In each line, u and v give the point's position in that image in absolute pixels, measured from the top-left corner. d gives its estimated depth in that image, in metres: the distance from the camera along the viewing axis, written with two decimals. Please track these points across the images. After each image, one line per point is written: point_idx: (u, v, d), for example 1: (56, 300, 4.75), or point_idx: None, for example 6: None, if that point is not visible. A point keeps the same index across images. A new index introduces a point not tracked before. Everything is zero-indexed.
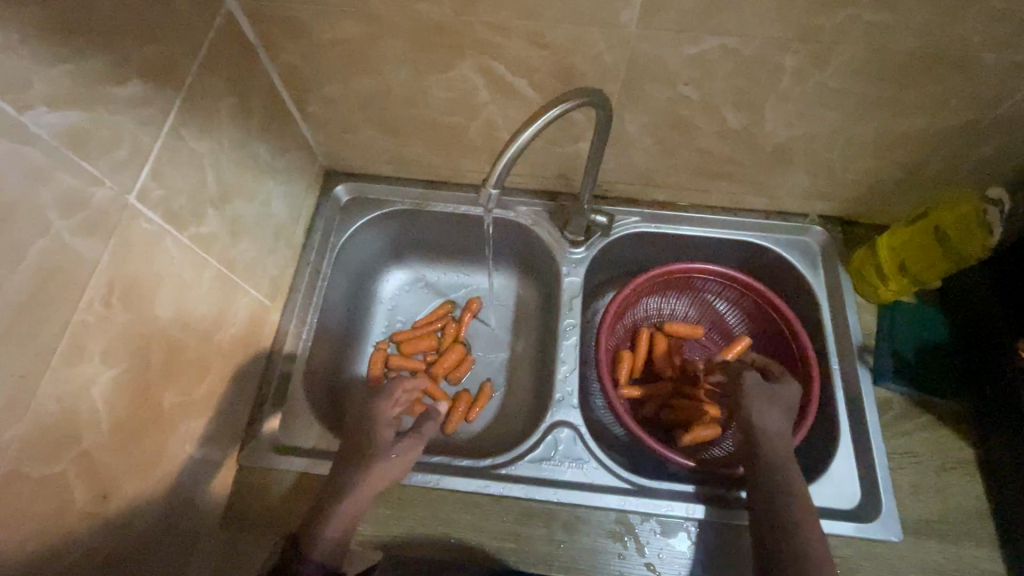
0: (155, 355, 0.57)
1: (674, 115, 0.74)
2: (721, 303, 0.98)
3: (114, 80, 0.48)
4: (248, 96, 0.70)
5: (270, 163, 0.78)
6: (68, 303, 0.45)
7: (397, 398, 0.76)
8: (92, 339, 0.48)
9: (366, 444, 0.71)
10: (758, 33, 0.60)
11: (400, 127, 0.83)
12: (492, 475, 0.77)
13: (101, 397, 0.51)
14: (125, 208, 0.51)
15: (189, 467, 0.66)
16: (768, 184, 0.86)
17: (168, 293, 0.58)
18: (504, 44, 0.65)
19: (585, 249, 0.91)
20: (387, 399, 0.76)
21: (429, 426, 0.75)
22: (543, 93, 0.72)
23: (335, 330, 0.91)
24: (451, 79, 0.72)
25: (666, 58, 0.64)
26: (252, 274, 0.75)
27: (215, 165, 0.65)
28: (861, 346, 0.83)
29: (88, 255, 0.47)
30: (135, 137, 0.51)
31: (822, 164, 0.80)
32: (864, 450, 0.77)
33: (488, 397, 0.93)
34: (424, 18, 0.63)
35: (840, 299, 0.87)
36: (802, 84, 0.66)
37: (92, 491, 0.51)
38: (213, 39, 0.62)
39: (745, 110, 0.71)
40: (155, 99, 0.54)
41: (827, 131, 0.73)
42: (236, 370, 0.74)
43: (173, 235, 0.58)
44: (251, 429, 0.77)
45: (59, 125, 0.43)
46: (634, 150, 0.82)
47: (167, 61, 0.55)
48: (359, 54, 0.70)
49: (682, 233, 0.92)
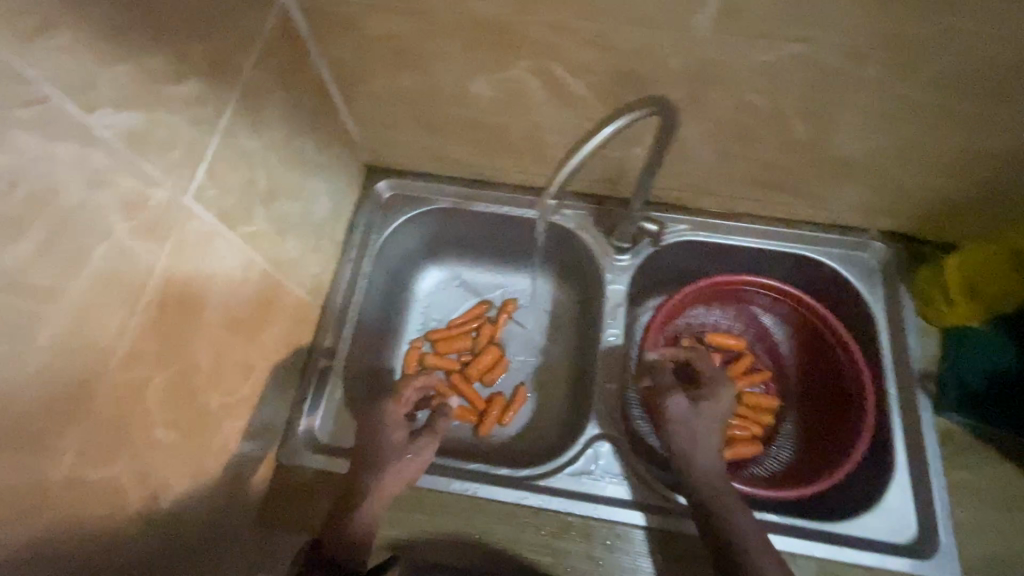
0: (205, 356, 0.57)
1: (737, 123, 0.70)
2: (768, 317, 0.94)
3: (173, 79, 0.47)
4: (298, 92, 0.68)
5: (316, 160, 0.76)
6: (126, 306, 0.45)
7: (406, 399, 0.76)
8: (147, 342, 0.48)
9: (380, 447, 0.71)
10: (841, 40, 0.56)
11: (447, 126, 0.80)
12: (531, 487, 0.76)
13: (154, 399, 0.51)
14: (181, 210, 0.50)
15: (232, 465, 0.66)
16: (829, 197, 0.82)
17: (219, 295, 0.58)
18: (565, 45, 0.62)
19: (630, 256, 0.88)
20: (397, 400, 0.75)
21: (443, 422, 0.76)
22: (601, 96, 0.68)
23: (373, 329, 0.90)
24: (505, 80, 0.69)
25: (737, 63, 0.61)
26: (296, 273, 0.75)
27: (265, 164, 0.64)
28: (923, 372, 0.80)
29: (145, 258, 0.46)
30: (192, 138, 0.50)
31: (892, 178, 0.76)
32: (921, 482, 0.74)
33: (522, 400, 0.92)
34: (483, 17, 0.60)
35: (900, 320, 0.83)
36: (883, 96, 0.62)
37: (143, 491, 0.51)
38: (268, 35, 0.60)
39: (815, 121, 0.67)
40: (211, 97, 0.52)
41: (902, 144, 0.69)
42: (279, 368, 0.74)
43: (224, 236, 0.58)
44: (291, 427, 0.77)
45: (122, 127, 0.42)
46: (690, 157, 0.78)
47: (224, 58, 0.53)
48: (412, 52, 0.67)
49: (734, 242, 0.88)
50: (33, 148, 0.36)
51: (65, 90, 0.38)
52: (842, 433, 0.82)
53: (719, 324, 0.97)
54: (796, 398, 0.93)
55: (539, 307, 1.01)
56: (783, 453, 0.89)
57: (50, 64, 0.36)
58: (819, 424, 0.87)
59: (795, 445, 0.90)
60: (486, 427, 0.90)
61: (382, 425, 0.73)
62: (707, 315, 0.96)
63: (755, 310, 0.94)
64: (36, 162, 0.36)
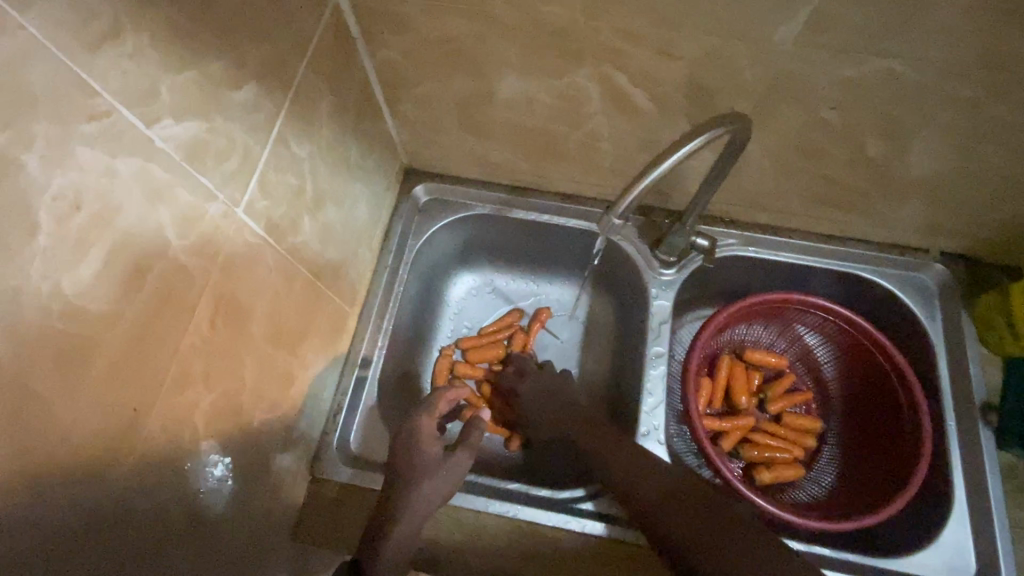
0: (250, 372, 0.55)
1: (804, 138, 0.66)
2: (813, 336, 0.91)
3: (232, 86, 0.44)
4: (346, 95, 0.66)
5: (359, 165, 0.74)
6: (179, 326, 0.43)
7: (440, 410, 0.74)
8: (197, 362, 0.46)
9: (410, 464, 0.68)
10: (936, 57, 0.52)
11: (494, 132, 0.77)
12: (572, 510, 0.73)
13: (202, 419, 0.48)
14: (233, 222, 0.48)
15: (271, 482, 0.64)
16: (890, 215, 0.78)
17: (265, 309, 0.55)
18: (633, 53, 0.59)
19: (675, 271, 0.84)
20: (430, 413, 0.73)
21: (477, 437, 0.70)
22: (664, 106, 0.65)
23: (405, 338, 0.88)
24: (562, 87, 0.66)
25: (818, 77, 0.57)
26: (337, 281, 0.72)
27: (313, 171, 0.61)
28: (985, 406, 0.76)
29: (198, 275, 0.44)
30: (247, 147, 0.48)
31: (963, 199, 0.72)
32: (982, 519, 0.71)
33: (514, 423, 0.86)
34: (548, 22, 0.57)
35: (960, 347, 0.79)
36: (970, 115, 0.58)
37: (189, 516, 0.49)
38: (321, 35, 0.57)
39: (890, 139, 0.64)
40: (266, 104, 0.50)
41: (981, 166, 0.65)
42: (317, 379, 0.71)
43: (272, 247, 0.55)
44: (325, 439, 0.75)
45: (181, 137, 0.40)
46: (749, 171, 0.75)
47: (280, 61, 0.51)
48: (466, 55, 0.64)
49: (784, 259, 0.85)
50: (95, 164, 0.33)
51: (129, 100, 0.35)
52: (895, 463, 0.79)
53: (760, 342, 0.94)
54: (838, 421, 0.91)
55: (574, 317, 0.98)
56: (824, 477, 0.87)
57: (115, 73, 0.33)
58: (864, 449, 0.85)
59: (836, 469, 0.88)
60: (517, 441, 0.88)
61: (412, 442, 0.71)
62: (749, 332, 0.93)
63: (799, 328, 0.91)
64: (98, 178, 0.33)
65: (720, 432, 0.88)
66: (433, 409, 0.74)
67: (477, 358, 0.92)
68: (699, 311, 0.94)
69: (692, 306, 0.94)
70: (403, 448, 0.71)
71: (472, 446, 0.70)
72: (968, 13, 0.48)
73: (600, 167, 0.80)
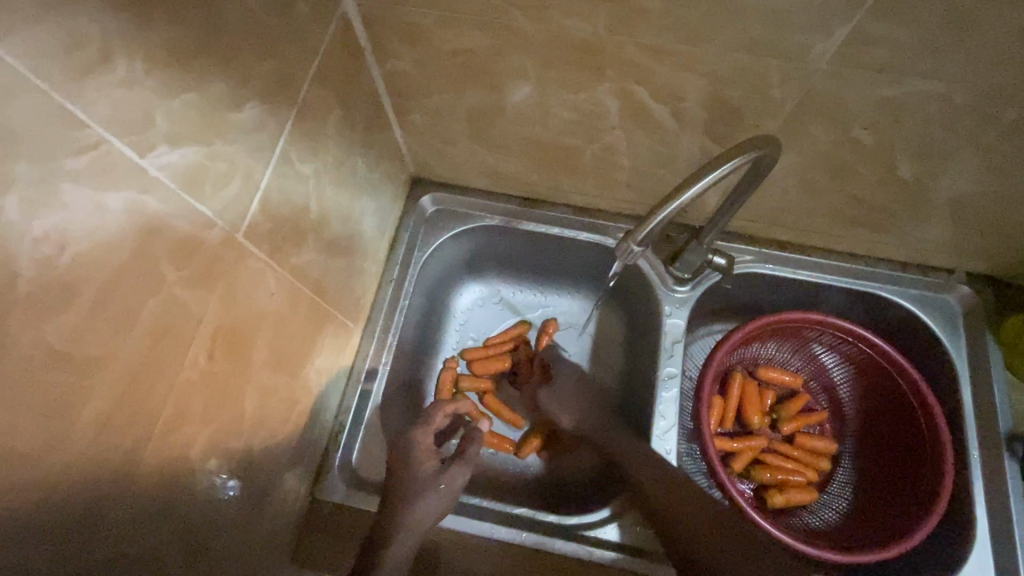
0: (250, 401, 0.52)
1: (833, 158, 0.63)
2: (830, 356, 0.88)
3: (233, 107, 0.41)
4: (353, 106, 0.63)
5: (366, 178, 0.71)
6: (176, 365, 0.40)
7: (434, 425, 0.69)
8: (195, 398, 0.44)
9: (405, 481, 0.65)
10: (984, 79, 0.49)
11: (505, 144, 0.74)
12: (580, 537, 0.71)
13: (199, 456, 0.46)
14: (233, 249, 0.45)
15: (271, 509, 0.61)
16: (917, 236, 0.75)
17: (266, 335, 0.53)
18: (657, 69, 0.56)
19: (690, 288, 0.82)
20: (425, 426, 0.69)
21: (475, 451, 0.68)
22: (686, 123, 0.62)
23: (410, 352, 0.85)
24: (580, 101, 0.63)
25: (853, 97, 0.54)
26: (341, 299, 0.69)
27: (317, 188, 0.58)
28: (1010, 436, 0.73)
29: (196, 308, 0.41)
30: (248, 169, 0.45)
31: (997, 223, 0.69)
32: (1005, 554, 0.69)
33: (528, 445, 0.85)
34: (569, 35, 0.54)
35: (986, 373, 0.76)
36: (1013, 140, 0.55)
37: (184, 555, 0.47)
38: (328, 47, 0.54)
39: (925, 161, 0.61)
40: (270, 122, 0.47)
41: (1019, 191, 0.62)
42: (319, 400, 0.69)
43: (274, 270, 0.52)
44: (327, 461, 0.73)
45: (178, 165, 0.37)
46: (771, 189, 0.72)
47: (285, 77, 0.48)
48: (480, 67, 0.61)
49: (802, 277, 0.82)
50: (82, 202, 0.30)
51: (121, 130, 0.32)
52: (914, 492, 0.76)
53: (774, 360, 0.91)
54: (852, 443, 0.88)
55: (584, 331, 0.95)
56: (838, 501, 0.85)
57: (106, 103, 0.31)
58: (880, 474, 0.83)
59: (850, 492, 0.85)
60: (523, 450, 0.86)
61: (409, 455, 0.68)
62: (763, 349, 0.90)
63: (816, 347, 0.88)
64: (86, 217, 0.31)
65: (731, 453, 0.85)
66: (427, 424, 0.69)
67: (483, 370, 0.90)
68: (711, 327, 0.91)
69: (705, 322, 0.91)
70: (398, 464, 0.67)
71: (469, 461, 0.68)
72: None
73: (616, 181, 0.77)
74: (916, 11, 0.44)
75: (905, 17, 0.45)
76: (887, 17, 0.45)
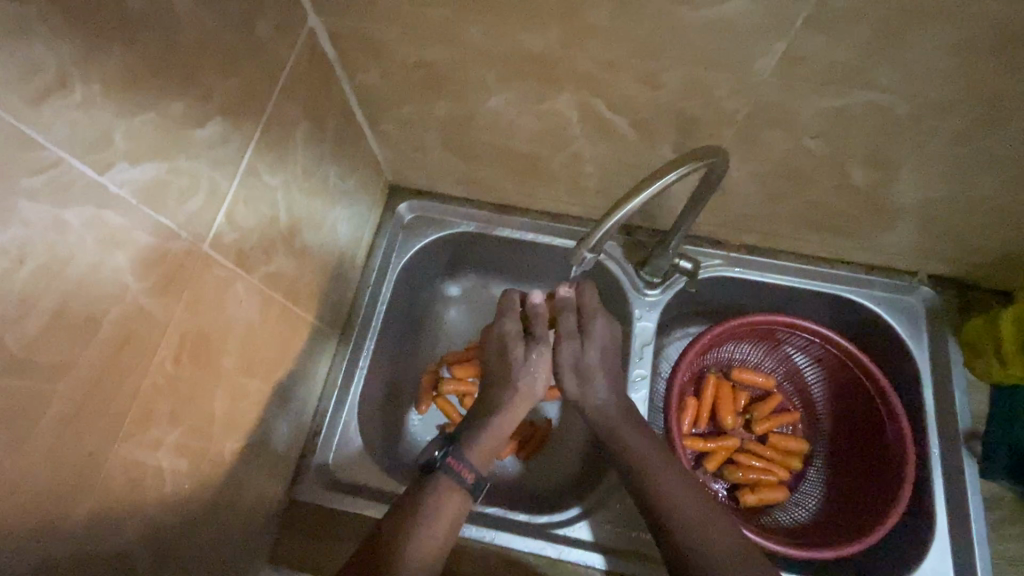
0: (220, 404, 0.54)
1: (788, 165, 0.65)
2: (801, 357, 0.89)
3: (195, 123, 0.44)
4: (323, 119, 0.65)
5: (340, 186, 0.73)
6: (141, 370, 0.43)
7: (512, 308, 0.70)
8: (161, 401, 0.46)
9: (501, 358, 0.69)
10: (919, 91, 0.51)
11: (476, 153, 0.76)
12: (550, 536, 0.72)
13: (166, 457, 0.48)
14: (199, 259, 0.47)
15: (246, 510, 0.63)
16: (878, 240, 0.77)
17: (236, 341, 0.55)
18: (611, 82, 0.58)
19: (660, 291, 0.83)
20: (504, 315, 0.70)
21: (543, 324, 0.67)
22: (645, 133, 0.64)
23: (389, 357, 0.86)
24: (542, 112, 0.65)
25: (798, 108, 0.56)
26: (315, 304, 0.71)
27: (287, 198, 0.60)
28: (968, 434, 0.75)
29: (161, 316, 0.44)
30: (212, 182, 0.47)
31: (951, 226, 0.71)
32: (963, 550, 0.70)
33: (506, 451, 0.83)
34: (526, 50, 0.56)
35: (948, 374, 0.78)
36: (954, 148, 0.57)
37: (154, 553, 0.49)
38: (294, 63, 0.57)
39: (876, 168, 0.63)
40: (234, 137, 0.49)
41: (969, 196, 0.64)
42: (294, 404, 0.71)
43: (243, 278, 0.54)
44: (304, 461, 0.75)
45: (139, 181, 0.39)
46: (734, 195, 0.74)
47: (248, 93, 0.50)
48: (445, 80, 0.63)
49: (770, 281, 0.84)
50: (40, 217, 0.33)
51: (78, 150, 0.34)
52: (879, 490, 0.77)
53: (747, 361, 0.92)
54: (825, 443, 0.89)
55: None
56: (808, 501, 0.86)
57: (62, 125, 0.33)
58: (851, 474, 0.84)
59: (821, 491, 0.86)
60: (501, 453, 0.82)
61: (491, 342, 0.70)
62: (736, 350, 0.91)
63: (788, 349, 0.89)
64: (45, 231, 0.33)
65: (703, 453, 0.86)
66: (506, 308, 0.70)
67: (463, 375, 0.85)
68: (686, 329, 0.92)
69: (679, 324, 0.91)
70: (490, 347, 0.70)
71: (542, 337, 0.67)
72: (950, 49, 0.47)
73: (585, 188, 0.79)
74: (846, 27, 0.47)
75: (837, 33, 0.47)
76: (821, 33, 0.48)
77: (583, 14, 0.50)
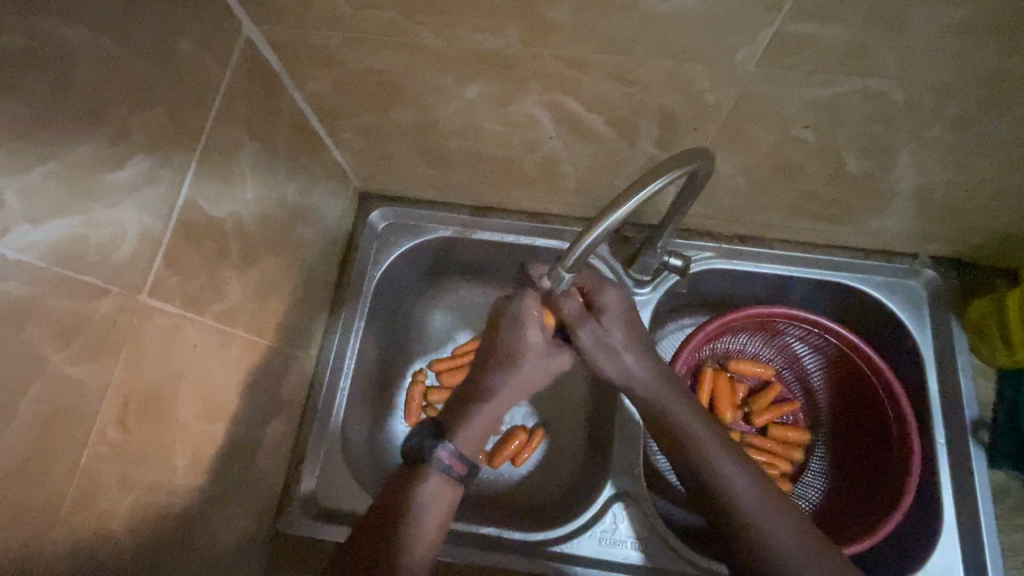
0: (182, 457, 0.51)
1: (778, 155, 0.61)
2: (801, 346, 0.83)
3: (107, 165, 0.40)
4: (272, 135, 0.60)
5: (302, 204, 0.68)
6: (75, 443, 0.40)
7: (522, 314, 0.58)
8: (108, 469, 0.43)
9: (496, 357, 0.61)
10: (914, 75, 0.47)
11: (446, 158, 0.71)
12: (548, 553, 0.69)
13: (123, 526, 0.45)
14: (135, 312, 0.43)
15: (225, 554, 0.60)
16: (877, 225, 0.73)
17: (194, 389, 0.52)
18: (581, 80, 0.53)
19: (650, 290, 0.77)
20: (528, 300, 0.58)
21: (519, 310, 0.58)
22: (623, 130, 0.60)
23: (372, 375, 0.80)
24: (510, 114, 0.60)
25: (785, 97, 0.51)
26: (285, 332, 0.67)
27: (238, 227, 0.56)
28: (975, 423, 0.72)
29: (94, 382, 0.40)
30: (142, 226, 0.43)
31: (954, 208, 0.66)
32: (972, 544, 0.68)
33: (505, 454, 0.79)
34: (483, 52, 0.51)
35: (953, 360, 0.74)
36: (955, 131, 0.53)
37: None
38: (230, 80, 0.52)
39: (871, 155, 0.58)
40: (163, 173, 0.45)
41: (973, 178, 0.60)
42: (274, 437, 0.67)
43: (194, 321, 0.51)
44: (288, 491, 0.70)
45: (46, 243, 0.36)
46: (724, 186, 0.69)
47: (174, 121, 0.45)
48: (401, 86, 0.58)
49: (766, 271, 0.79)
50: None
51: None
52: (885, 482, 0.74)
53: (744, 352, 0.85)
54: (826, 431, 0.85)
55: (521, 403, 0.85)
56: (812, 492, 0.82)
57: None
58: (857, 463, 0.79)
59: (824, 481, 0.82)
60: (497, 460, 0.80)
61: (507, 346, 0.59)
62: (733, 342, 0.84)
63: (788, 339, 0.83)
64: None
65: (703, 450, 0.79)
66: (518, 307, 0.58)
67: (451, 382, 0.80)
68: (682, 322, 0.85)
69: (675, 317, 0.85)
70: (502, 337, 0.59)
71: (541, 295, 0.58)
72: (950, 30, 0.42)
73: (564, 187, 0.73)
74: (835, 11, 0.42)
75: (820, 19, 0.43)
76: (805, 20, 0.43)
77: (542, 11, 0.45)
